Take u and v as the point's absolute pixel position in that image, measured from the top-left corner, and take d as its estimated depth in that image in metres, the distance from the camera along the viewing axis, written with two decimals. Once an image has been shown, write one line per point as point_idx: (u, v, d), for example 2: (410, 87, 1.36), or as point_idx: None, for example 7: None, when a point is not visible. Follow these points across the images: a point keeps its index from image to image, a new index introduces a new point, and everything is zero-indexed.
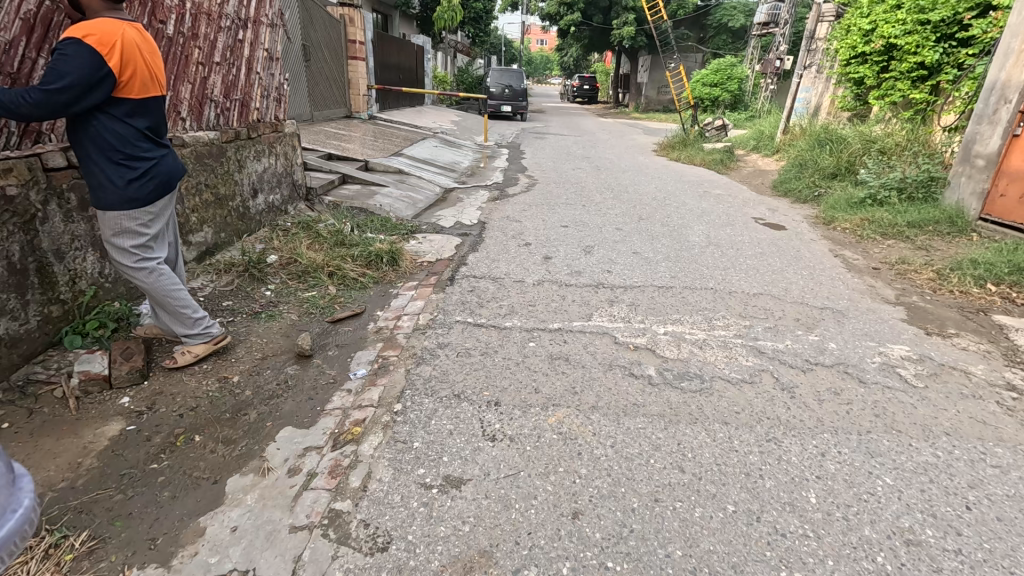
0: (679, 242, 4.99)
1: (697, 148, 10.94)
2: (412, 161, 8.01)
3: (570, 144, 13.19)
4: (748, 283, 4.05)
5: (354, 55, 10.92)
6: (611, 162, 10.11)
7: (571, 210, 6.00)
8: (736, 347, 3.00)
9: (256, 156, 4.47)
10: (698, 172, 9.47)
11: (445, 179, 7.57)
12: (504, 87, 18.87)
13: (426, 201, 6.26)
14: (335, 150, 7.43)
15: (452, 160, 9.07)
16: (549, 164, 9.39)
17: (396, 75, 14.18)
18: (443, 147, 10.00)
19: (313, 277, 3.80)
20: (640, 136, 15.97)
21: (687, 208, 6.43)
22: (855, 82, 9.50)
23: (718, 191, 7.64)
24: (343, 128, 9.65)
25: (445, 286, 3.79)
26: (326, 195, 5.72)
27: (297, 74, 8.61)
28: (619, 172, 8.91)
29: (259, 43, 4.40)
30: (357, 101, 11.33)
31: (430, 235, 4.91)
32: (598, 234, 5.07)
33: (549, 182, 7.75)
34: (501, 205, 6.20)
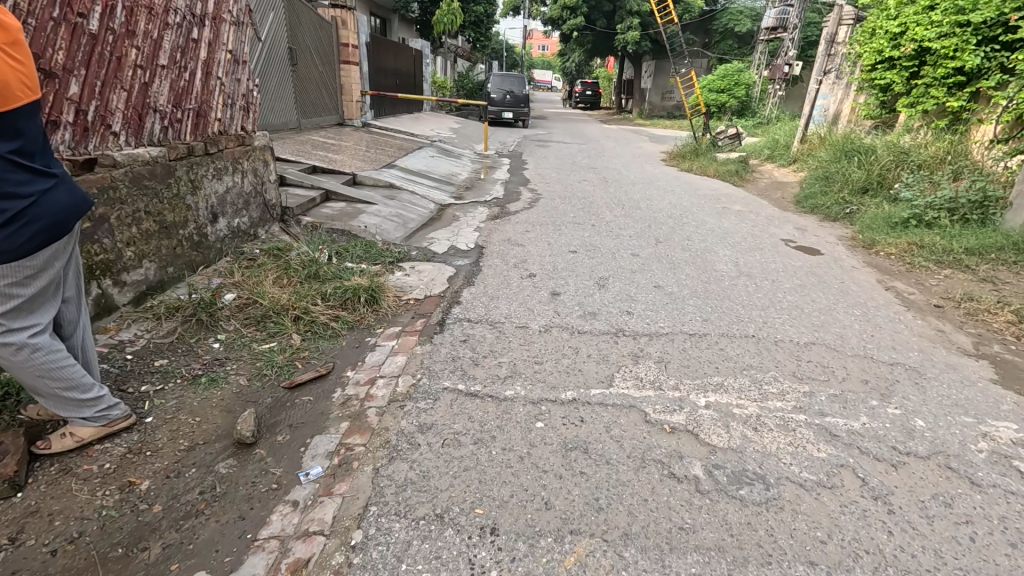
0: (705, 272, 4.36)
1: (710, 157, 10.30)
2: (406, 173, 7.39)
3: (575, 152, 12.58)
4: (795, 327, 3.41)
5: (346, 59, 10.34)
6: (619, 172, 9.49)
7: (580, 231, 5.38)
8: (798, 425, 2.36)
9: (216, 174, 3.85)
10: (712, 184, 8.83)
11: (441, 193, 6.94)
12: (505, 93, 18.30)
13: (418, 221, 5.63)
14: (321, 162, 6.81)
15: (450, 172, 8.44)
16: (553, 176, 8.76)
17: (393, 81, 13.58)
18: (440, 157, 9.37)
19: (274, 323, 3.16)
20: (647, 143, 15.35)
21: (707, 228, 5.80)
22: (881, 88, 8.91)
23: (738, 207, 7.01)
24: (333, 136, 9.04)
25: (433, 334, 3.15)
26: (304, 215, 5.10)
27: (282, 80, 8.01)
28: (629, 184, 8.29)
29: (219, 43, 3.79)
30: (350, 108, 10.74)
31: (420, 264, 4.28)
32: (612, 262, 4.45)
33: (554, 197, 7.13)
34: (501, 225, 5.57)
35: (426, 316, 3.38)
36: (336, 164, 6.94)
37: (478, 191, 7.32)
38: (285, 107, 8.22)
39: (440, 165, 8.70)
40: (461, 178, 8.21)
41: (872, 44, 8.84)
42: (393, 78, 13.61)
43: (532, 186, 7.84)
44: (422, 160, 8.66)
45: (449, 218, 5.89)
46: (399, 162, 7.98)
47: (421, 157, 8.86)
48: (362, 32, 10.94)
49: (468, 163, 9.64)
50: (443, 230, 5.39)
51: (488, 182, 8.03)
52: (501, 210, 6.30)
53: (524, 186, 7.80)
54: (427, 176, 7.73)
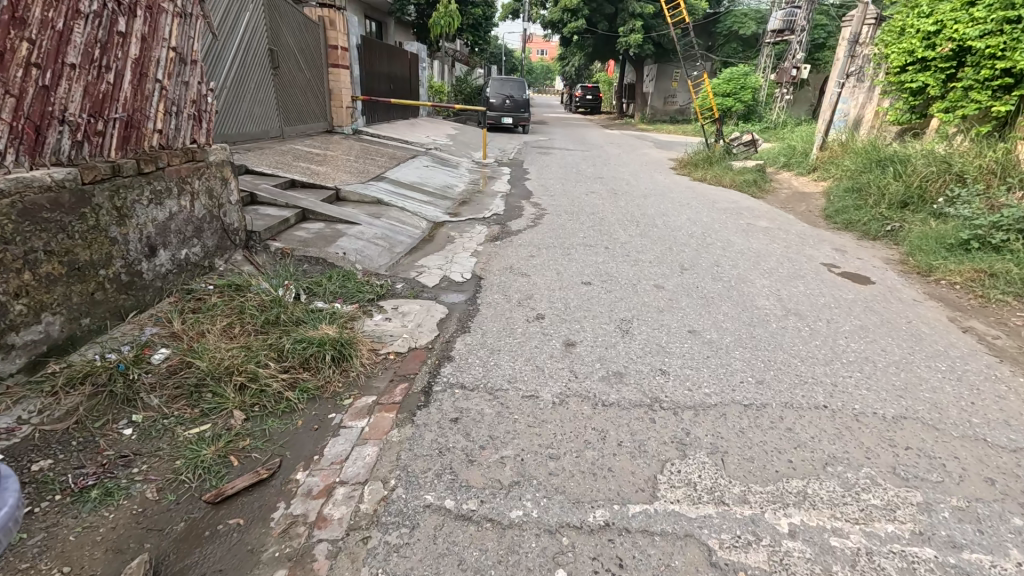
0: (744, 308, 3.69)
1: (724, 166, 9.64)
2: (398, 187, 6.70)
3: (579, 160, 11.90)
4: (873, 391, 2.72)
5: (335, 62, 9.68)
6: (628, 183, 8.81)
7: (592, 255, 4.71)
8: (926, 570, 1.66)
9: (154, 198, 3.15)
10: (730, 195, 8.15)
11: (436, 209, 6.25)
12: (504, 98, 17.66)
13: (407, 244, 4.93)
14: (301, 175, 6.12)
15: (446, 184, 7.75)
16: (558, 188, 8.09)
17: (387, 85, 12.92)
18: (436, 167, 8.68)
19: (210, 394, 2.46)
20: (654, 150, 14.70)
21: (736, 250, 5.13)
22: (911, 92, 8.26)
23: (764, 223, 6.35)
24: (319, 145, 8.36)
25: (416, 408, 2.45)
26: (274, 239, 4.40)
27: (261, 84, 7.33)
28: (640, 197, 7.62)
29: (159, 40, 3.12)
30: (339, 114, 10.07)
31: (406, 301, 3.58)
32: (634, 297, 3.78)
33: (560, 212, 6.45)
34: (503, 249, 4.88)
35: (408, 381, 2.68)
36: (318, 177, 6.25)
37: (476, 207, 6.61)
38: (265, 114, 7.54)
39: (435, 176, 8.01)
40: (458, 191, 7.52)
41: (902, 45, 8.19)
42: (387, 82, 12.95)
43: (536, 200, 7.15)
44: (416, 171, 7.97)
45: (443, 240, 5.20)
46: (390, 174, 7.29)
47: (415, 168, 8.17)
48: (352, 34, 10.29)
49: (465, 173, 8.95)
50: (435, 254, 4.69)
51: (487, 196, 7.34)
52: (502, 229, 5.62)
53: (527, 200, 7.12)
54: (420, 189, 7.03)
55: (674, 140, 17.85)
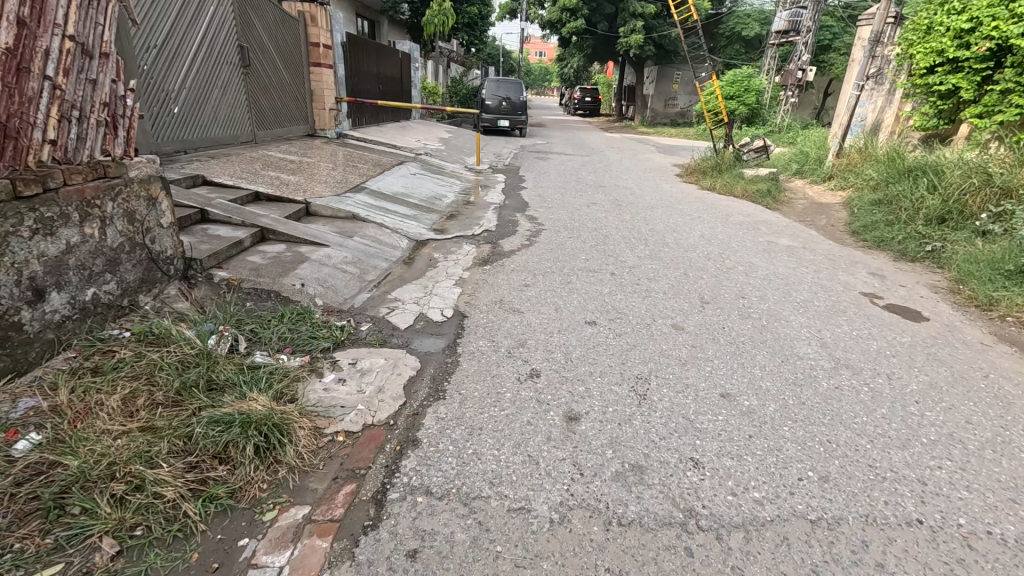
0: (783, 359, 3.02)
1: (735, 174, 8.98)
2: (379, 200, 6.03)
3: (579, 166, 11.24)
4: (975, 491, 2.05)
5: (317, 61, 9.01)
6: (632, 193, 8.15)
7: (597, 285, 4.04)
8: None
9: (41, 227, 2.46)
10: (745, 206, 7.49)
11: (420, 225, 5.58)
12: (501, 99, 17.03)
13: (381, 269, 4.26)
14: (268, 187, 5.44)
15: (434, 195, 7.08)
16: (557, 199, 7.42)
17: (377, 86, 12.25)
18: (424, 176, 8.02)
19: (75, 511, 1.76)
20: (656, 155, 14.06)
21: (761, 276, 4.47)
22: (940, 96, 7.66)
23: (786, 242, 5.70)
24: (296, 150, 7.67)
25: (362, 532, 1.77)
26: (220, 267, 3.71)
27: (228, 83, 6.65)
28: (647, 210, 6.96)
29: (46, 25, 2.45)
30: (322, 117, 9.39)
31: (369, 351, 2.90)
32: (650, 343, 3.11)
33: (558, 229, 5.78)
34: (492, 275, 4.20)
35: (358, 482, 2.00)
36: (286, 188, 5.56)
37: (465, 221, 5.94)
38: (234, 116, 6.85)
39: (421, 186, 7.33)
40: (447, 202, 6.86)
41: (931, 44, 7.56)
42: (377, 83, 12.26)
43: (531, 213, 6.49)
44: (401, 180, 7.30)
45: (424, 263, 4.52)
46: (372, 184, 6.62)
47: (401, 177, 7.49)
48: (336, 31, 9.62)
49: (457, 182, 8.29)
50: (412, 282, 4.02)
51: (478, 208, 6.66)
52: (493, 249, 4.95)
53: (521, 213, 6.45)
54: (405, 201, 6.37)
55: (676, 145, 17.22)
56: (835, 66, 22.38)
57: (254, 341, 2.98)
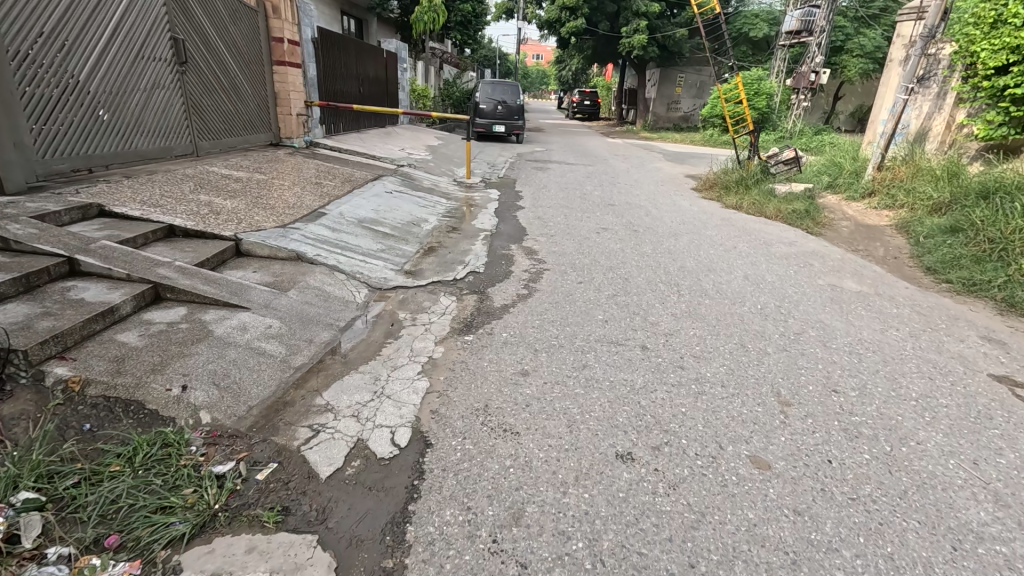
0: (955, 543, 1.81)
1: (764, 191, 7.77)
2: (338, 231, 4.79)
3: (583, 178, 10.05)
4: None
5: (280, 59, 7.80)
6: (648, 214, 6.96)
7: (624, 372, 2.82)
8: None
9: None
10: (783, 233, 6.28)
11: (388, 265, 4.36)
12: (496, 103, 15.88)
13: (318, 345, 3.01)
14: (190, 218, 4.19)
15: (412, 219, 5.85)
16: (559, 223, 6.21)
17: (358, 88, 11.03)
18: (403, 194, 6.77)
19: None
20: (665, 165, 12.90)
21: (844, 349, 3.26)
22: (1011, 101, 6.52)
23: (852, 286, 4.50)
24: (249, 164, 6.43)
25: None
26: (64, 357, 2.45)
27: (154, 84, 5.42)
28: (668, 239, 5.75)
29: None
30: (288, 124, 8.18)
31: (248, 551, 1.66)
32: (728, 509, 1.90)
33: (563, 268, 4.56)
34: (475, 354, 2.98)
35: None
36: (214, 218, 4.32)
37: (445, 258, 4.71)
38: (163, 124, 5.62)
39: (397, 208, 6.09)
40: (426, 229, 5.63)
41: (999, 41, 6.43)
42: (358, 84, 11.04)
43: (528, 244, 5.27)
44: (373, 200, 6.07)
45: (383, 330, 3.28)
46: (333, 208, 5.38)
47: (373, 196, 6.25)
48: (305, 25, 8.40)
49: (442, 201, 7.06)
50: (359, 370, 2.78)
51: (463, 238, 5.43)
52: (479, 304, 3.72)
53: (517, 245, 5.23)
54: (373, 230, 5.14)
55: (684, 152, 16.07)
56: (847, 68, 21.35)
57: (57, 524, 1.71)
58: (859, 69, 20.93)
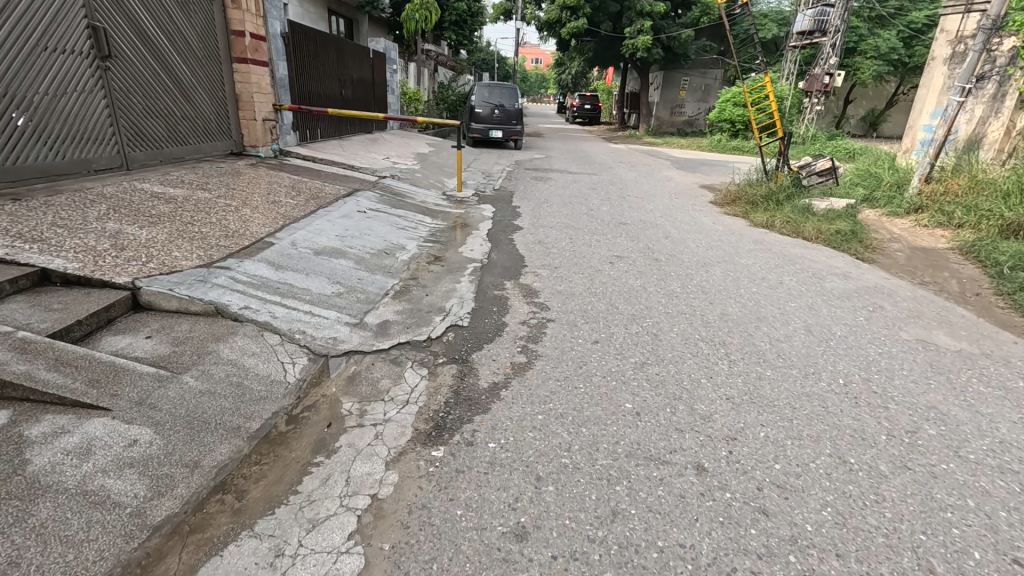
0: None
1: (800, 207, 6.75)
2: (283, 267, 3.75)
3: (588, 190, 9.06)
4: None
5: (241, 56, 6.77)
6: (666, 235, 5.97)
7: (681, 529, 1.79)
8: None
9: None
10: (831, 261, 5.28)
11: (342, 317, 3.32)
12: (493, 107, 14.90)
13: (203, 473, 1.96)
14: (78, 257, 3.15)
15: (386, 246, 4.82)
16: (563, 249, 5.19)
17: (341, 90, 10.02)
18: (380, 213, 5.73)
19: None
20: (676, 174, 11.93)
21: (990, 464, 2.23)
22: None
23: (948, 340, 3.47)
24: (194, 178, 5.39)
25: None
26: None
27: (63, 80, 4.39)
28: (697, 270, 4.74)
29: None
30: (252, 130, 7.12)
31: None
32: None
33: (571, 318, 3.53)
34: (444, 490, 1.94)
35: None
36: (113, 256, 3.27)
37: (419, 303, 3.67)
38: (79, 131, 4.59)
39: (369, 232, 5.05)
40: (402, 259, 4.60)
41: None
42: (342, 85, 10.03)
43: (527, 281, 4.25)
44: (340, 223, 5.04)
45: (312, 437, 2.23)
46: (285, 236, 4.34)
47: (341, 217, 5.21)
48: (273, 18, 7.39)
49: (426, 220, 6.02)
50: (253, 531, 1.73)
51: (446, 272, 4.40)
52: (457, 382, 2.69)
53: (512, 283, 4.20)
54: (332, 263, 4.10)
55: (693, 159, 15.11)
56: (861, 71, 20.47)
57: None
58: (874, 71, 20.05)
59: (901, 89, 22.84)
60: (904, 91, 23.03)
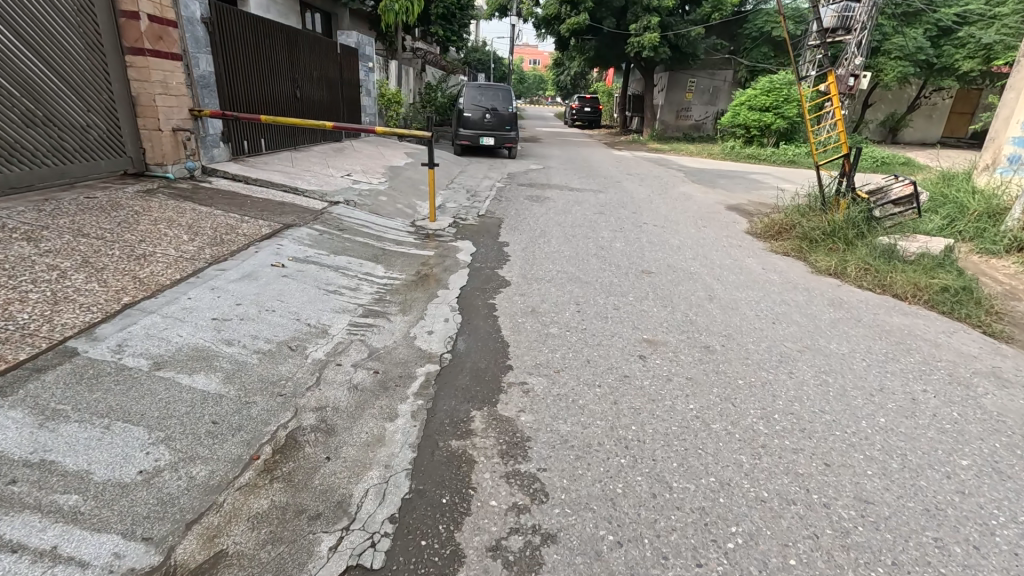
0: None
1: (880, 248, 5.10)
2: (58, 419, 2.04)
3: (595, 214, 7.41)
4: None
5: (136, 44, 5.08)
6: (707, 292, 4.35)
7: None
8: None
9: None
10: (952, 340, 3.68)
11: (122, 556, 1.63)
12: (483, 111, 13.27)
13: None
14: None
15: (295, 333, 3.13)
16: (568, 327, 3.53)
17: (295, 90, 8.30)
18: (306, 269, 4.03)
19: None
20: (694, 189, 10.33)
21: None
22: None
23: None
24: (29, 218, 3.71)
25: None
26: None
27: None
28: (774, 370, 3.09)
29: None
30: (155, 144, 5.41)
31: None
32: None
33: (589, 530, 1.85)
34: None
35: None
36: None
37: (303, 492, 1.97)
38: None
39: (274, 306, 3.34)
40: (312, 362, 2.89)
41: None
42: (295, 85, 8.31)
43: (507, 407, 2.57)
44: (231, 293, 3.34)
45: None
46: (112, 331, 2.64)
47: (237, 281, 3.50)
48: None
49: (374, 275, 4.31)
50: None
51: (377, 389, 2.69)
52: None
53: (482, 414, 2.52)
54: (175, 389, 2.39)
55: (709, 171, 13.51)
56: (884, 72, 19.05)
57: None
58: (898, 73, 18.64)
59: (923, 92, 21.39)
60: (927, 94, 21.63)
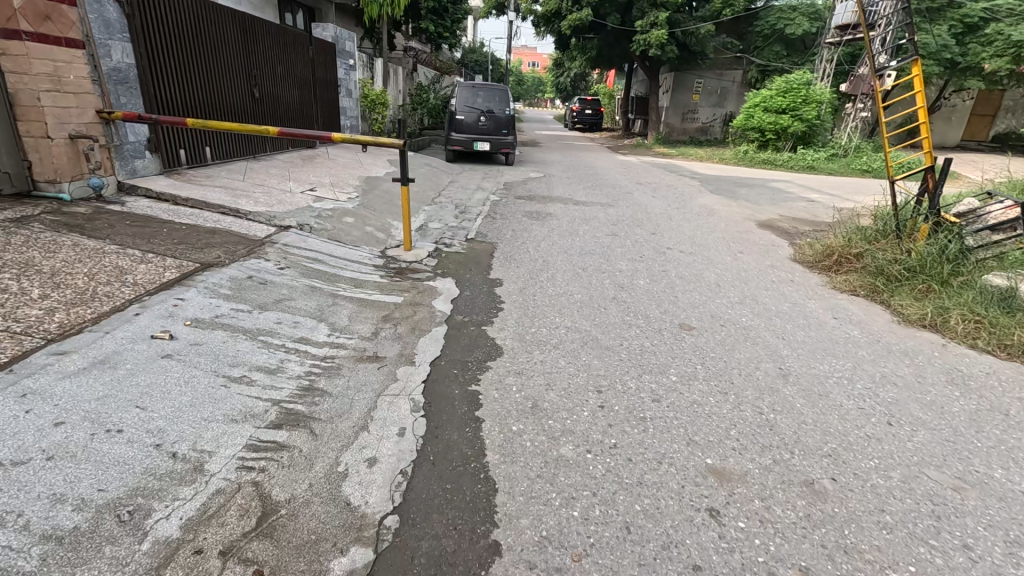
0: None
1: (991, 291, 3.89)
2: None
3: (606, 235, 6.20)
4: None
5: (8, 25, 3.84)
6: (772, 363, 3.15)
7: None
8: None
9: None
10: None
11: None
12: (478, 113, 12.07)
13: None
14: None
15: (138, 478, 1.89)
16: (591, 445, 2.29)
17: (251, 89, 7.12)
18: (204, 342, 2.78)
19: None
20: (713, 202, 9.15)
21: None
22: None
23: None
24: None
25: None
26: None
27: None
28: (939, 542, 1.86)
29: None
30: (44, 156, 4.18)
31: None
32: None
33: None
34: None
35: None
36: None
37: None
38: None
39: (121, 423, 2.09)
40: (147, 550, 1.64)
41: None
42: (252, 83, 7.13)
43: None
44: (52, 403, 2.09)
45: None
46: None
47: (74, 375, 2.26)
48: None
49: (309, 345, 3.05)
50: None
51: None
52: None
53: None
54: None
55: (727, 179, 12.33)
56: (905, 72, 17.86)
57: None
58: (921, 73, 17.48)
59: (944, 94, 20.49)
60: (947, 97, 20.73)
